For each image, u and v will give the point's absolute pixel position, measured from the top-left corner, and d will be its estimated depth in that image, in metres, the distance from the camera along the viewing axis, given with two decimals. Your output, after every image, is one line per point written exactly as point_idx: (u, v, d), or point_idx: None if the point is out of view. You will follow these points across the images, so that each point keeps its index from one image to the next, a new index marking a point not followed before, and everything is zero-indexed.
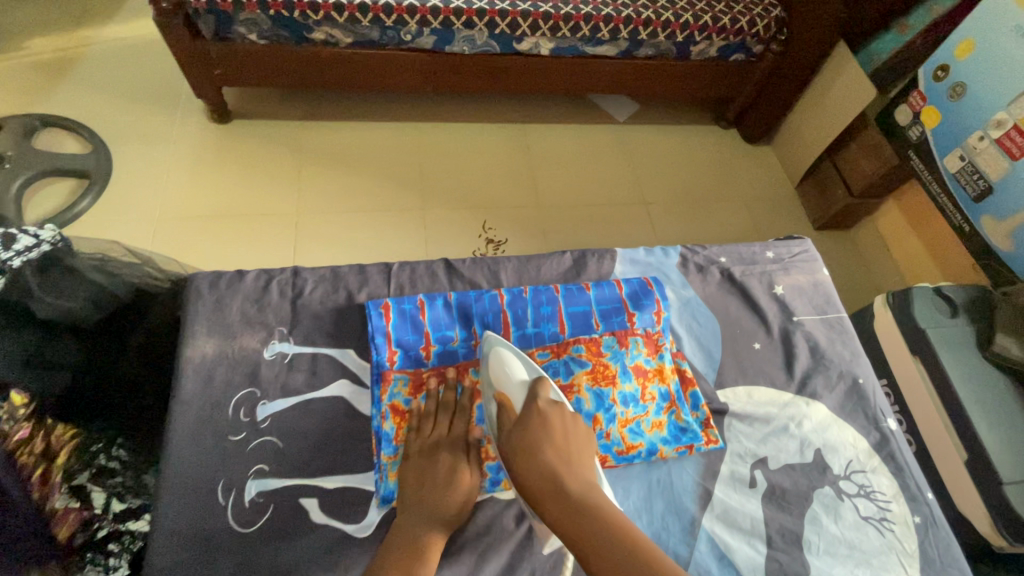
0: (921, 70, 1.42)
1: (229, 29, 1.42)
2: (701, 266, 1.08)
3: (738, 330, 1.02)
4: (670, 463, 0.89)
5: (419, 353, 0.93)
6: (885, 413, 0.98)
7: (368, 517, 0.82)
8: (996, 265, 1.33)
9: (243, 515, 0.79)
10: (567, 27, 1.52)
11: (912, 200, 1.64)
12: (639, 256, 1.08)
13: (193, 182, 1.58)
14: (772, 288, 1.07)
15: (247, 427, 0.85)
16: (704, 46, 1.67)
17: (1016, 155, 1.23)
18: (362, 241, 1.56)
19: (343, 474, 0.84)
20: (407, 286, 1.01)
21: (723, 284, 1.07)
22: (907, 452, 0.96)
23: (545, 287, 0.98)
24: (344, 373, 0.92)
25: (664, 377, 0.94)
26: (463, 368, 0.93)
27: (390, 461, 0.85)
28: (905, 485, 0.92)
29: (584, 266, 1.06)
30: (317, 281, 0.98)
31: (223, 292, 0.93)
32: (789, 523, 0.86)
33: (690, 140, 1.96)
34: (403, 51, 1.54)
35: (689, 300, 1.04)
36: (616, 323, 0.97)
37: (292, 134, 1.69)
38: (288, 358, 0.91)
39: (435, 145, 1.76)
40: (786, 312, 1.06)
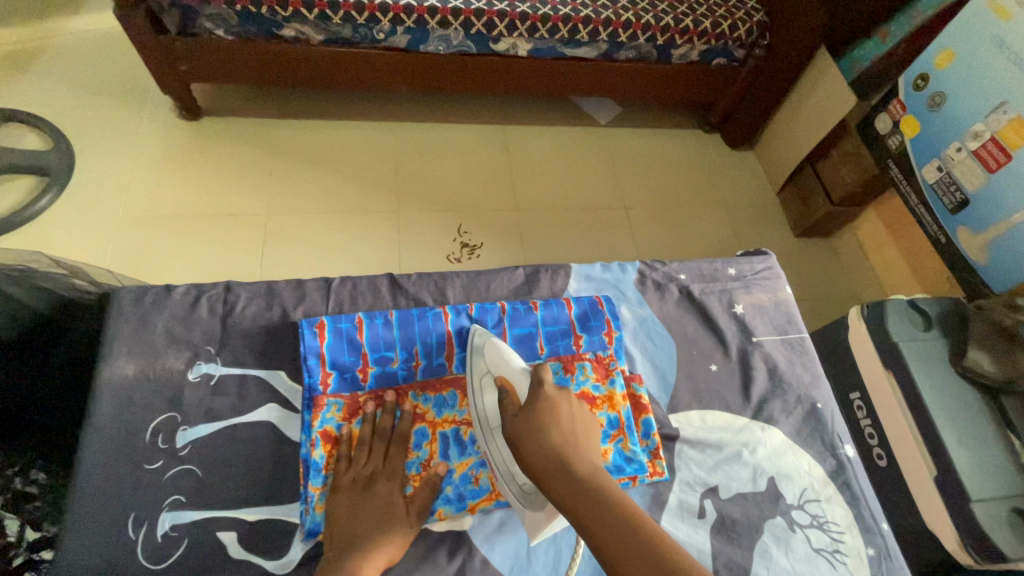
0: (902, 79, 1.40)
1: (195, 24, 1.37)
2: (659, 283, 1.06)
3: (695, 352, 1.01)
4: None
5: (356, 375, 0.91)
6: (843, 438, 0.97)
7: (289, 553, 0.79)
8: (971, 278, 1.31)
9: (153, 551, 0.76)
10: (546, 27, 1.49)
11: (892, 209, 1.63)
12: (594, 272, 1.07)
13: (159, 181, 1.54)
14: (732, 306, 1.05)
15: (165, 453, 0.82)
16: (686, 50, 1.64)
17: (994, 167, 1.22)
18: (332, 243, 1.53)
19: (268, 505, 0.82)
20: (347, 303, 0.98)
21: (682, 302, 1.05)
22: (862, 479, 0.94)
23: (490, 308, 0.97)
24: (273, 397, 0.89)
25: (614, 404, 0.92)
26: (402, 392, 0.91)
27: (317, 492, 0.82)
28: (859, 516, 0.90)
29: (536, 282, 1.05)
30: (250, 298, 0.95)
31: (149, 309, 0.90)
32: (737, 557, 0.84)
33: (671, 144, 1.94)
34: (377, 49, 1.50)
35: (645, 319, 1.03)
36: (562, 347, 0.96)
37: (263, 133, 1.65)
38: (214, 380, 0.88)
39: (411, 146, 1.72)
40: (745, 332, 1.04)
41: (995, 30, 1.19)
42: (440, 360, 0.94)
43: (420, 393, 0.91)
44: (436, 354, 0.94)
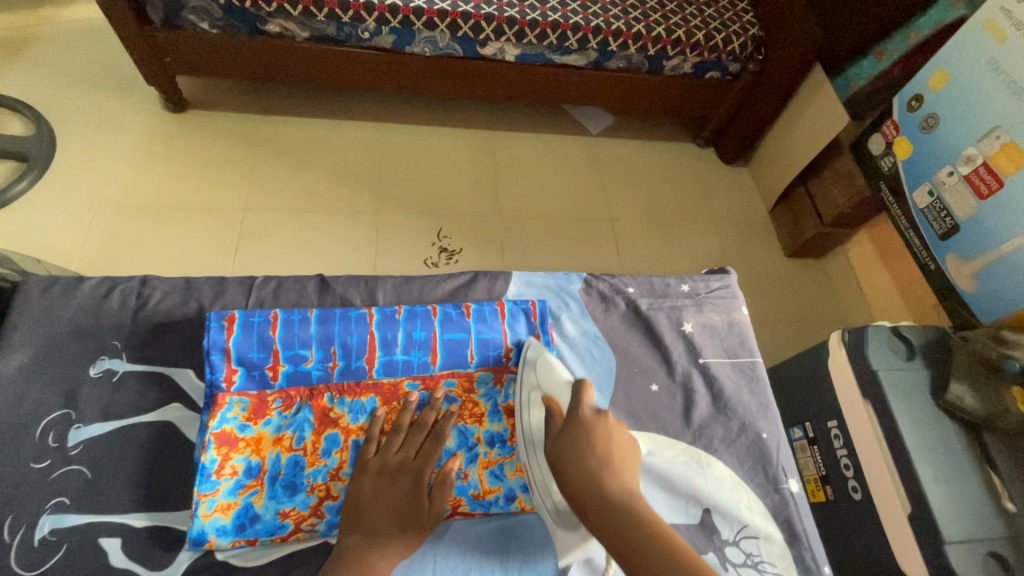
0: (895, 100, 1.37)
1: (179, 15, 1.37)
2: (606, 295, 1.03)
3: (636, 369, 0.97)
4: (527, 514, 0.86)
5: (265, 374, 0.86)
6: (790, 473, 0.91)
7: (175, 562, 0.77)
8: (958, 307, 1.26)
9: (29, 556, 0.74)
10: (534, 33, 1.47)
11: (883, 232, 1.58)
12: (536, 280, 1.04)
13: (137, 171, 1.53)
14: (680, 325, 1.01)
15: (54, 453, 0.80)
16: (678, 62, 1.62)
17: (984, 194, 1.18)
18: (309, 241, 1.51)
19: (156, 511, 0.80)
20: (269, 301, 0.95)
21: (627, 317, 1.02)
22: (807, 517, 0.89)
23: (421, 310, 0.93)
24: (178, 397, 0.88)
25: None
26: (314, 395, 0.86)
27: (204, 499, 0.77)
28: (799, 558, 0.85)
29: (473, 286, 1.03)
30: (166, 291, 0.95)
31: (56, 300, 0.90)
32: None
33: (663, 157, 1.91)
34: (362, 49, 1.48)
35: (588, 332, 0.99)
36: (492, 358, 0.93)
37: (248, 128, 1.64)
38: (116, 377, 0.87)
39: (396, 147, 1.70)
40: (692, 351, 1.00)
41: (990, 53, 1.15)
42: (359, 362, 0.89)
43: (337, 396, 0.87)
44: (356, 356, 0.89)
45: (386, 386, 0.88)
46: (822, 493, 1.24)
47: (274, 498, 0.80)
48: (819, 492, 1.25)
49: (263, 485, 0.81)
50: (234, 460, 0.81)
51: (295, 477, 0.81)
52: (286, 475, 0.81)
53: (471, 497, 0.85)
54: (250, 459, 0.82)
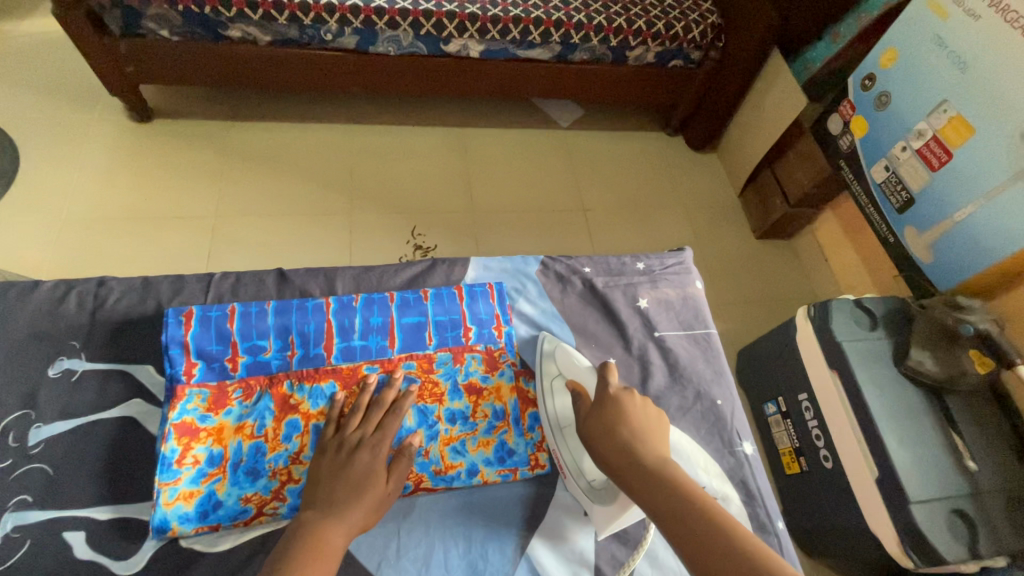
0: (851, 80, 1.41)
1: (139, 24, 1.37)
2: (562, 276, 1.06)
3: (593, 345, 0.99)
4: (491, 487, 0.87)
5: (225, 365, 0.88)
6: (743, 435, 0.95)
7: (140, 552, 0.77)
8: (919, 279, 1.30)
9: None
10: (496, 29, 1.49)
11: (848, 210, 1.62)
12: (493, 264, 1.07)
13: (104, 182, 1.52)
14: (636, 301, 1.04)
15: (15, 453, 0.80)
16: (641, 52, 1.64)
17: (935, 166, 1.21)
18: (283, 245, 1.51)
19: (118, 504, 0.80)
20: (228, 295, 0.97)
21: (584, 296, 1.04)
22: (760, 477, 0.92)
23: (379, 298, 0.96)
24: (139, 392, 0.88)
25: (500, 396, 0.92)
26: (275, 382, 0.87)
27: (166, 487, 0.78)
28: (754, 515, 0.88)
29: (432, 273, 1.05)
30: (123, 290, 0.95)
31: (13, 305, 0.90)
32: (620, 554, 0.84)
33: (634, 147, 1.94)
34: (327, 51, 1.49)
35: (547, 312, 1.02)
36: (451, 338, 0.95)
37: (217, 134, 1.64)
38: (75, 377, 0.87)
39: (367, 148, 1.71)
40: (649, 326, 1.02)
41: (935, 30, 1.19)
42: (317, 349, 0.90)
43: (297, 382, 0.87)
44: (315, 343, 0.91)
45: (346, 371, 0.89)
46: (797, 464, 1.29)
47: (237, 484, 0.81)
48: (794, 464, 1.30)
49: (225, 472, 0.81)
50: (196, 450, 0.81)
51: (257, 463, 0.82)
52: (248, 461, 0.82)
53: (433, 473, 0.86)
54: (213, 448, 0.82)
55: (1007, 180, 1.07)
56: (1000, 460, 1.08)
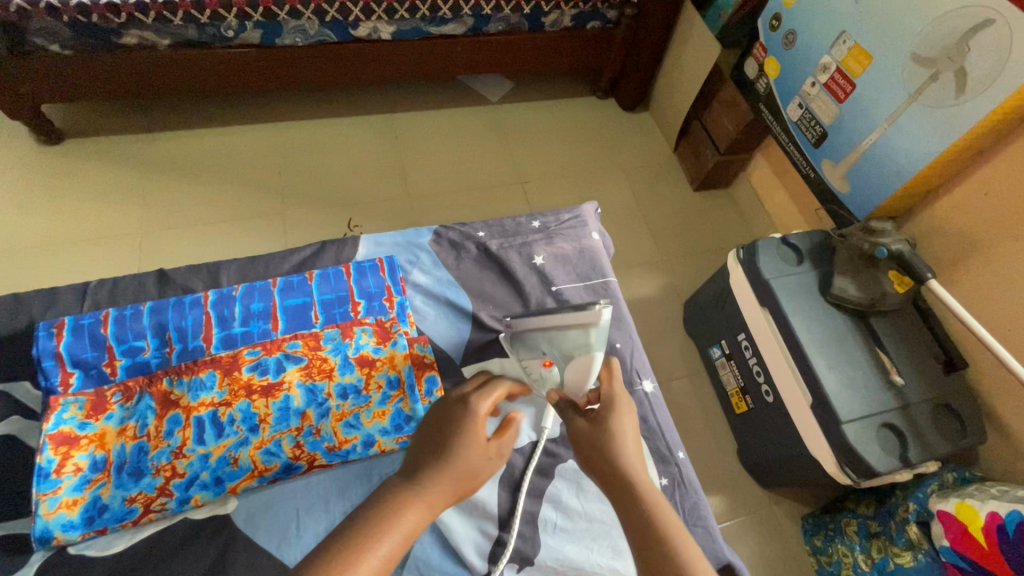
0: (760, 23, 1.42)
1: (25, 41, 1.30)
2: (456, 243, 1.08)
3: (490, 304, 1.02)
4: (389, 456, 0.89)
5: (103, 370, 0.87)
6: (641, 374, 0.97)
7: (26, 566, 0.76)
8: (839, 210, 1.34)
9: None
10: (404, 8, 1.45)
11: (775, 151, 1.65)
12: (384, 240, 1.09)
13: (19, 211, 1.46)
14: (532, 258, 1.05)
15: None
16: (556, 16, 1.63)
17: (842, 98, 1.24)
18: (219, 253, 1.48)
19: (3, 522, 0.79)
20: (106, 301, 0.97)
21: (480, 260, 1.06)
22: (661, 413, 0.95)
23: (261, 283, 0.97)
24: (16, 409, 0.86)
25: (393, 365, 0.93)
26: (154, 380, 0.87)
27: (45, 497, 0.77)
28: (654, 448, 0.92)
29: (321, 255, 1.06)
30: None
31: None
32: (525, 505, 0.88)
33: (566, 115, 1.93)
34: (232, 49, 1.44)
35: (441, 279, 1.04)
36: (339, 315, 0.96)
37: (135, 148, 1.58)
38: None
39: (294, 145, 1.67)
40: (545, 281, 1.03)
41: None
42: (196, 342, 0.90)
43: (175, 377, 0.87)
44: (194, 336, 0.91)
45: (226, 360, 0.89)
46: (744, 403, 1.33)
47: (121, 485, 0.80)
48: (742, 403, 1.34)
49: (110, 476, 0.81)
50: (76, 458, 0.80)
51: (141, 463, 0.82)
52: (132, 462, 0.82)
53: (327, 450, 0.87)
54: (95, 455, 0.82)
55: (905, 101, 1.10)
56: (921, 371, 1.13)
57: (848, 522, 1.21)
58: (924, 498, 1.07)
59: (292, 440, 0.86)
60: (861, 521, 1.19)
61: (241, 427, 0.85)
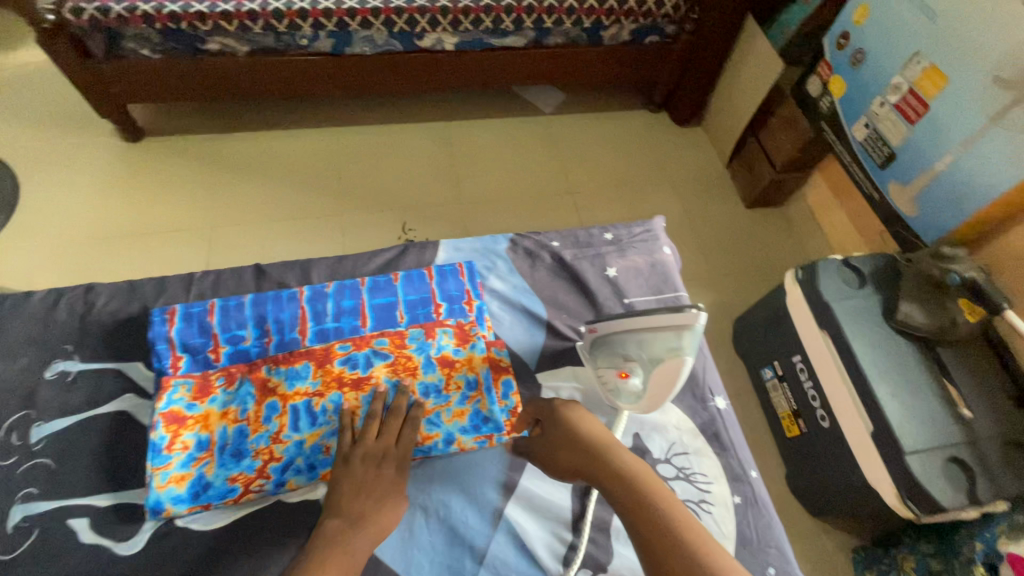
0: (826, 41, 1.40)
1: (120, 45, 1.40)
2: (531, 251, 1.09)
3: (564, 313, 1.04)
4: (470, 454, 0.90)
5: (208, 356, 0.93)
6: (714, 392, 0.97)
7: (137, 535, 0.81)
8: (906, 234, 1.30)
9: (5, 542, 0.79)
10: (469, 20, 1.50)
11: (835, 171, 1.62)
12: (463, 245, 1.11)
13: (102, 201, 1.56)
14: (605, 270, 1.06)
15: (21, 450, 0.86)
16: (616, 30, 1.64)
17: (914, 119, 1.21)
18: (278, 250, 1.54)
19: (115, 491, 0.84)
20: (208, 292, 1.03)
21: (554, 268, 1.08)
22: (734, 430, 0.94)
23: (350, 282, 1.01)
24: (128, 387, 0.92)
25: (472, 367, 0.95)
26: (255, 367, 0.92)
27: (157, 471, 0.83)
28: (727, 465, 0.90)
29: (403, 256, 1.09)
30: (111, 295, 1.00)
31: (8, 314, 0.96)
32: (598, 512, 0.88)
33: (618, 127, 1.94)
34: (304, 56, 1.51)
35: (517, 286, 1.06)
36: (422, 315, 0.99)
37: (207, 147, 1.67)
38: (70, 377, 0.92)
39: (355, 149, 1.74)
40: (618, 293, 1.04)
41: None
42: (292, 334, 0.95)
43: (273, 366, 0.92)
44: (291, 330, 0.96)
45: (321, 353, 0.93)
46: (797, 427, 1.30)
47: (224, 463, 0.85)
48: (794, 426, 1.31)
49: (213, 456, 0.86)
50: (184, 436, 0.86)
51: (243, 444, 0.86)
52: (234, 442, 0.86)
53: None
54: (200, 435, 0.87)
55: (984, 125, 1.07)
56: (995, 406, 1.09)
57: (905, 559, 1.16)
58: (992, 538, 1.02)
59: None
60: (919, 558, 1.14)
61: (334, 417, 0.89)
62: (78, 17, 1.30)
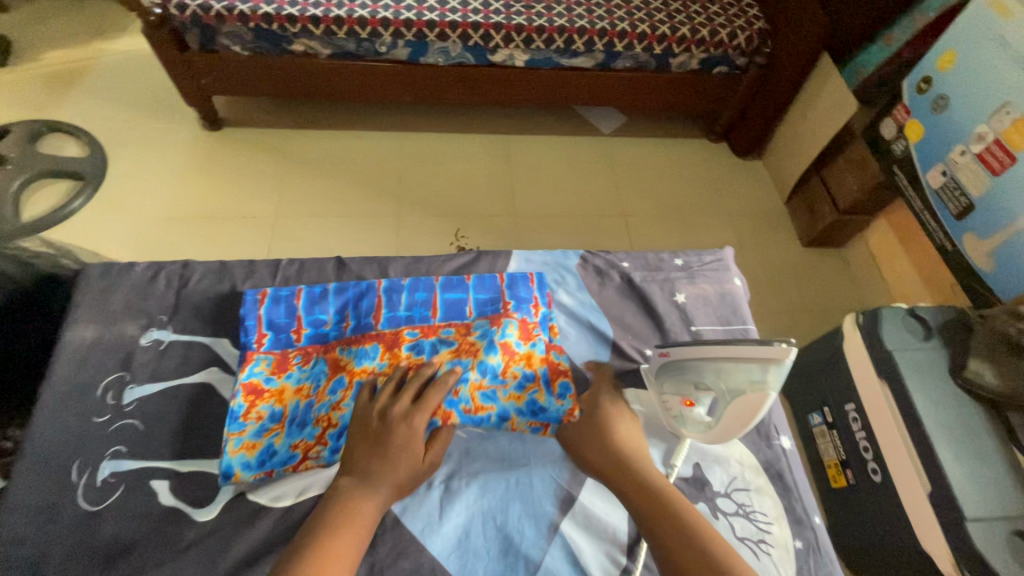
0: (906, 84, 1.36)
1: (214, 41, 1.49)
2: (601, 270, 1.10)
3: (629, 334, 1.03)
4: (532, 466, 0.87)
5: (290, 336, 0.97)
6: (779, 430, 0.94)
7: (215, 500, 0.83)
8: (981, 288, 1.24)
9: (91, 494, 0.81)
10: (541, 39, 1.53)
11: (902, 217, 1.57)
12: (534, 257, 1.12)
13: (179, 184, 1.66)
14: (674, 295, 1.06)
15: (112, 410, 0.89)
16: (685, 59, 1.65)
17: (998, 171, 1.16)
18: (335, 244, 1.60)
19: (197, 458, 0.87)
20: (293, 278, 1.07)
21: (622, 289, 1.08)
22: (798, 472, 0.91)
23: (425, 277, 1.04)
24: (216, 362, 0.97)
25: (530, 362, 0.93)
26: (329, 347, 0.95)
27: (233, 436, 0.86)
28: (790, 507, 0.86)
29: (477, 262, 1.11)
30: (204, 272, 1.05)
31: (113, 279, 1.00)
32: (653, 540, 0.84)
33: (677, 154, 1.94)
34: (381, 63, 1.57)
35: (585, 302, 1.06)
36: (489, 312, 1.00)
37: (279, 141, 1.76)
38: (163, 346, 0.96)
39: (417, 154, 1.79)
40: (685, 319, 1.03)
41: (997, 29, 1.14)
42: (367, 320, 0.97)
43: (345, 346, 0.94)
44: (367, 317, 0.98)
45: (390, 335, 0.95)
46: (843, 477, 1.25)
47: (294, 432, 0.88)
48: (841, 477, 1.26)
49: (284, 427, 0.89)
50: (259, 407, 0.89)
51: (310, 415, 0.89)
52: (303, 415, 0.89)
53: (462, 412, 0.87)
54: (275, 407, 0.90)
55: None
56: None
57: None
58: None
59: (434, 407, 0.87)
60: None
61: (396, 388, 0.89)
62: (182, 13, 1.40)
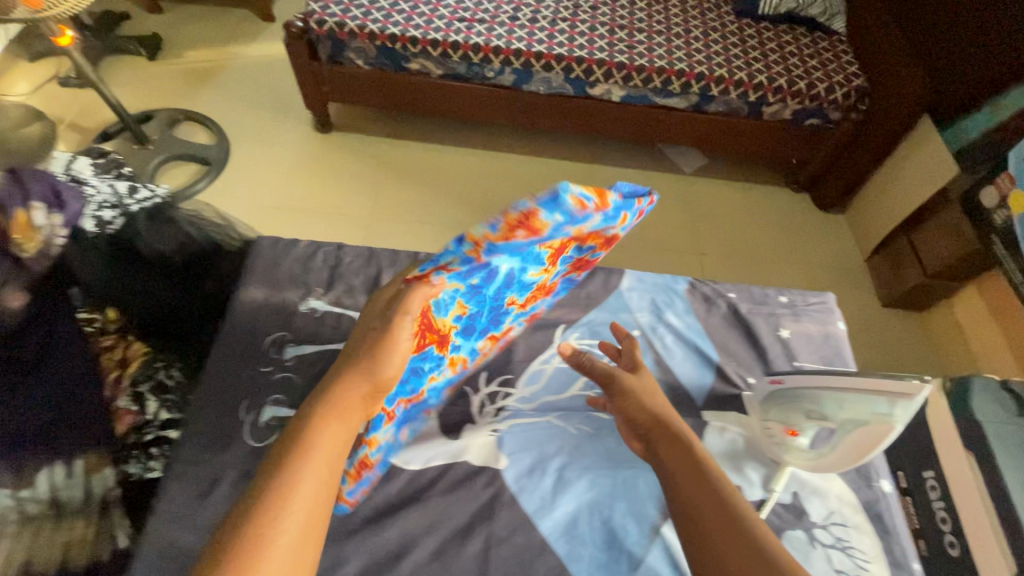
0: (1014, 154, 1.34)
1: (342, 53, 1.64)
2: (708, 297, 1.07)
3: (733, 363, 1.00)
4: (638, 468, 0.88)
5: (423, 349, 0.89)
6: (880, 472, 0.91)
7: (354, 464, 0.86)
8: None
9: (257, 433, 0.86)
10: (640, 77, 1.61)
11: (994, 289, 1.52)
12: (646, 278, 1.09)
13: (288, 177, 1.81)
14: (778, 330, 1.04)
15: (274, 361, 0.93)
16: (778, 108, 1.68)
17: None
18: (421, 248, 1.70)
19: None
20: None
21: (727, 318, 1.05)
22: (897, 516, 0.88)
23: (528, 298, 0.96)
24: None
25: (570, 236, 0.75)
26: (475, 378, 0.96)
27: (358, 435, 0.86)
28: (889, 550, 0.84)
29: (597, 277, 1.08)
30: (355, 256, 1.06)
31: (277, 251, 1.03)
32: None
33: (757, 199, 1.95)
34: (486, 86, 1.69)
35: (690, 326, 1.03)
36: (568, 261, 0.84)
37: (381, 148, 1.90)
38: (319, 313, 0.99)
39: (504, 172, 1.89)
40: (789, 356, 1.01)
41: None
42: None
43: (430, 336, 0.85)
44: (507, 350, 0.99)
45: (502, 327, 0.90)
46: None
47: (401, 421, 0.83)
48: None
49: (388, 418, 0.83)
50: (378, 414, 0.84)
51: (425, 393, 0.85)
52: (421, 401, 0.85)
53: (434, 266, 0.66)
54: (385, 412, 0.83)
55: None
56: None
57: None
58: None
59: (469, 283, 0.69)
60: None
61: (460, 305, 0.75)
62: (320, 27, 1.56)
